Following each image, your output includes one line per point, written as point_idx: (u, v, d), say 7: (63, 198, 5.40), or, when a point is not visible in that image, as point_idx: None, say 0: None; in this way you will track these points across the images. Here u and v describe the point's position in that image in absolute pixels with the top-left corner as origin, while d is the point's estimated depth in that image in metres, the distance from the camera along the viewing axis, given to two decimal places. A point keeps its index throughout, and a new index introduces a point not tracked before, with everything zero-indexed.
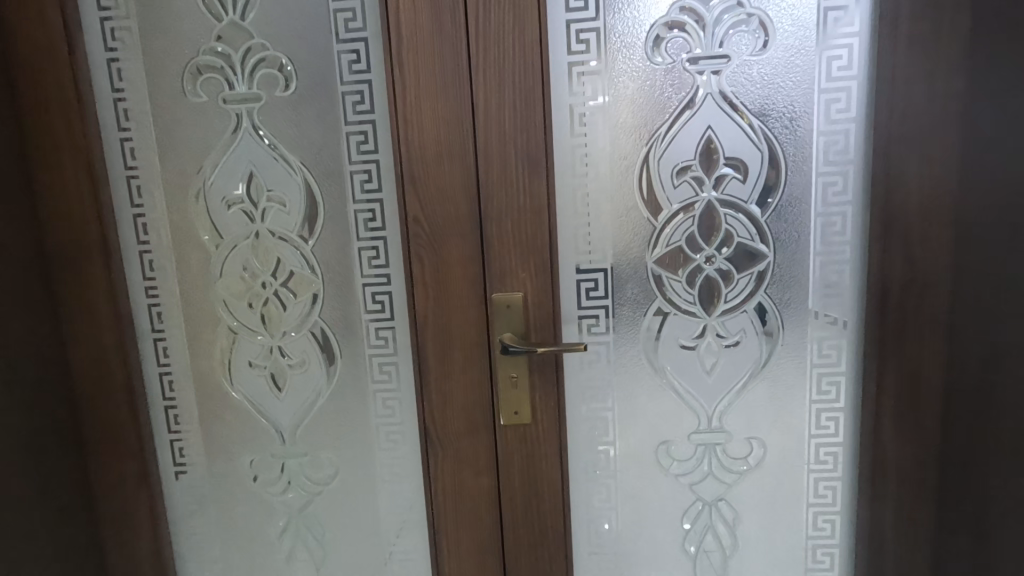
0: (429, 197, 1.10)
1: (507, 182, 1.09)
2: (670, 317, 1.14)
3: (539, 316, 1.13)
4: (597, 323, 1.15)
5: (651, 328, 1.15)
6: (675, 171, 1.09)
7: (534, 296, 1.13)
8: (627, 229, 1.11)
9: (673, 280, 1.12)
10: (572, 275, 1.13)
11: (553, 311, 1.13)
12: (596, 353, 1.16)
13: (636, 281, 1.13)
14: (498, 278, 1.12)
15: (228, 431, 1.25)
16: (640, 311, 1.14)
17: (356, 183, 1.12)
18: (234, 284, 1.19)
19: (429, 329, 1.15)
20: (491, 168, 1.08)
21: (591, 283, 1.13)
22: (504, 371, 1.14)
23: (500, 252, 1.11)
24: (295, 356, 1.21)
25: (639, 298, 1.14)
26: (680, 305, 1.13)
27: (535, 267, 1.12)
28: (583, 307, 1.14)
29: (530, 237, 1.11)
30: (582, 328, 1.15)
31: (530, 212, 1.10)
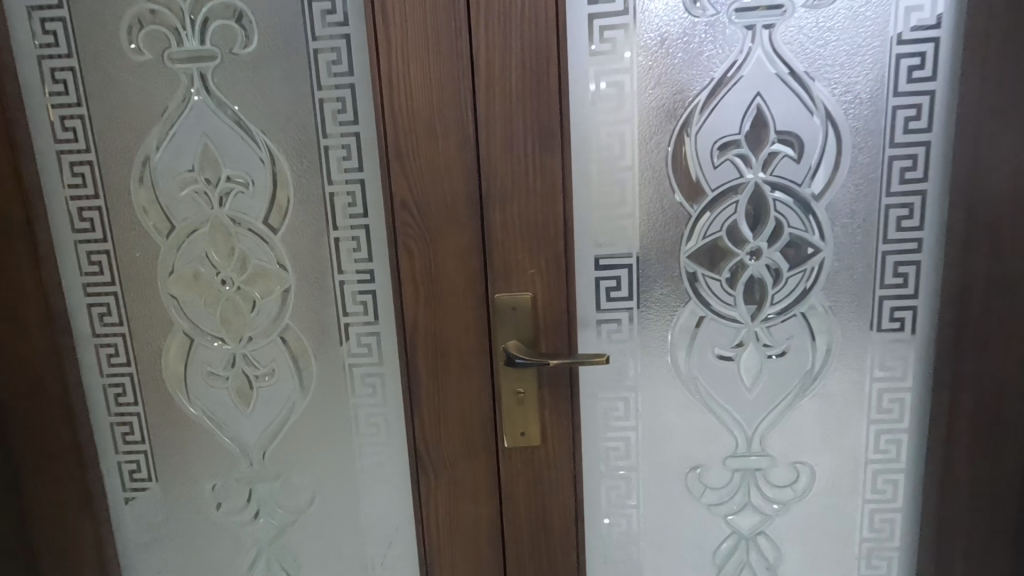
0: (420, 178, 0.92)
1: (513, 160, 0.91)
2: (705, 322, 0.96)
3: (551, 321, 0.96)
4: (618, 329, 0.97)
5: (683, 335, 0.97)
6: (715, 147, 0.90)
7: (546, 297, 0.95)
8: (657, 218, 0.93)
9: (710, 279, 0.95)
10: (590, 271, 0.95)
11: (568, 314, 0.96)
12: (617, 365, 0.98)
13: (666, 279, 0.95)
14: (502, 274, 0.94)
15: (185, 451, 1.07)
16: (669, 316, 0.96)
17: (332, 161, 0.93)
18: (189, 281, 1.00)
19: (421, 335, 0.97)
20: (495, 144, 0.90)
21: (612, 282, 0.95)
22: (508, 385, 0.97)
23: (504, 244, 0.93)
24: (263, 366, 1.03)
25: (669, 300, 0.96)
26: (718, 308, 0.96)
27: (546, 263, 0.94)
28: (603, 311, 0.96)
29: (541, 227, 0.93)
30: (601, 335, 0.97)
31: (541, 196, 0.92)
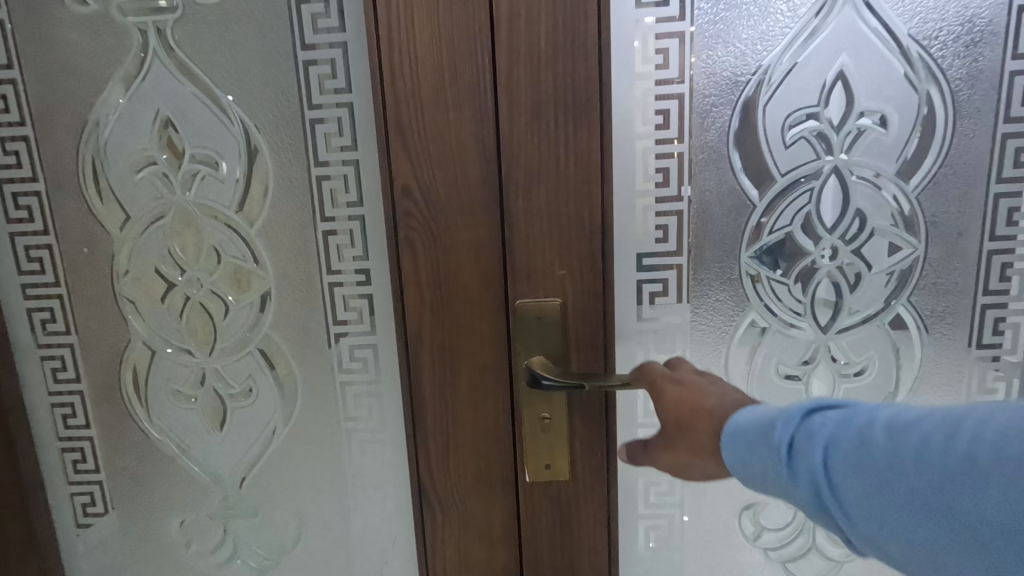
0: (428, 161, 0.75)
1: (542, 139, 0.74)
2: (768, 336, 0.80)
3: (583, 332, 0.80)
4: (663, 342, 0.81)
5: (740, 350, 0.81)
6: (788, 123, 0.74)
7: (577, 304, 0.79)
8: (714, 209, 0.77)
9: (775, 283, 0.78)
10: (631, 273, 0.79)
11: (604, 324, 0.80)
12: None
13: (723, 283, 0.79)
14: (524, 276, 0.78)
15: (149, 480, 0.92)
16: (725, 328, 0.80)
17: (320, 138, 0.77)
18: (149, 282, 0.85)
19: (426, 350, 0.80)
20: (520, 118, 0.74)
21: (657, 286, 0.79)
22: (531, 409, 0.81)
23: (527, 240, 0.77)
24: (239, 383, 0.87)
25: (725, 308, 0.79)
26: (783, 319, 0.79)
27: (579, 263, 0.78)
28: (645, 320, 0.80)
29: (573, 220, 0.77)
30: (642, 350, 0.81)
31: (574, 182, 0.75)
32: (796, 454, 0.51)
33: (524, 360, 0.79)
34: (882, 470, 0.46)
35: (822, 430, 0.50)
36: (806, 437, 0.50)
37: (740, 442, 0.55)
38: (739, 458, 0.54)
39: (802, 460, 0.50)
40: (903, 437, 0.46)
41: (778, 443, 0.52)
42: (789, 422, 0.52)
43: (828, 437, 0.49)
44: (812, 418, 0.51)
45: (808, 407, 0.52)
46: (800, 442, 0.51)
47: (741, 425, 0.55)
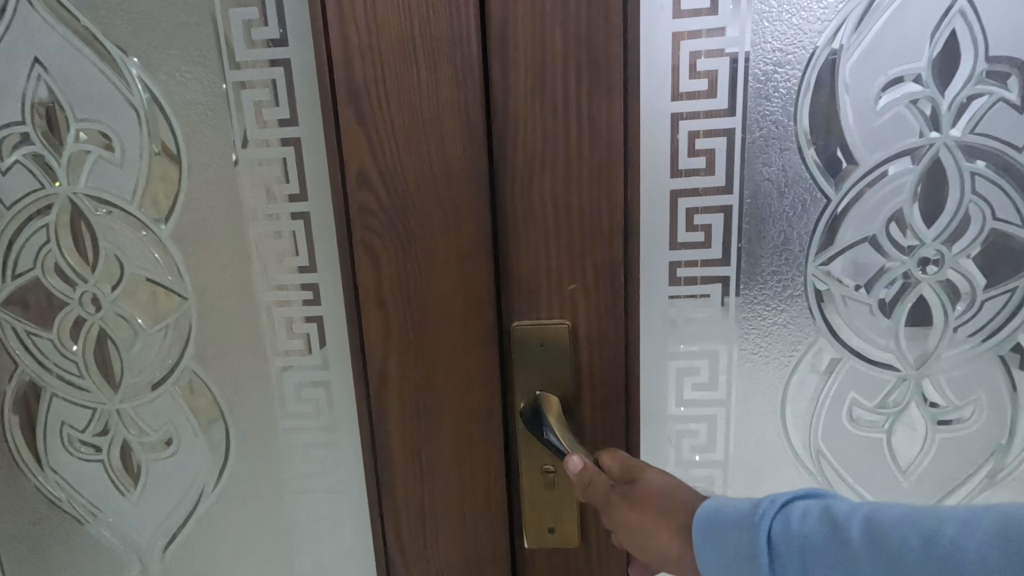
0: (392, 138, 0.54)
1: (546, 109, 0.55)
2: (841, 369, 0.62)
3: (600, 363, 0.62)
4: (702, 377, 0.62)
5: (804, 388, 0.62)
6: (884, 88, 0.55)
7: (592, 327, 0.61)
8: (773, 204, 0.58)
9: (852, 302, 0.60)
10: (662, 288, 0.60)
11: (627, 353, 0.61)
12: (698, 430, 0.64)
13: (783, 300, 0.60)
14: (523, 292, 0.59)
15: (47, 548, 0.73)
16: (784, 358, 0.62)
17: (245, 109, 0.57)
18: (33, 299, 0.65)
19: (394, 393, 0.60)
20: (519, 82, 0.55)
21: (698, 304, 0.60)
22: (532, 466, 0.62)
23: (526, 245, 0.58)
24: (156, 430, 0.68)
25: (785, 334, 0.61)
26: (860, 347, 0.61)
27: (594, 275, 0.59)
28: (681, 348, 0.61)
29: (588, 218, 0.58)
30: (674, 386, 0.63)
31: (590, 168, 0.57)
32: (776, 555, 0.39)
33: (527, 403, 0.61)
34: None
35: (805, 525, 0.39)
36: (783, 533, 0.39)
37: (704, 535, 0.42)
38: (709, 556, 0.41)
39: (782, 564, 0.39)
40: (900, 545, 0.36)
41: (752, 539, 0.40)
42: (763, 513, 0.40)
43: (810, 536, 0.38)
44: (793, 506, 0.40)
45: (788, 494, 0.41)
46: (779, 540, 0.39)
47: (713, 512, 0.43)
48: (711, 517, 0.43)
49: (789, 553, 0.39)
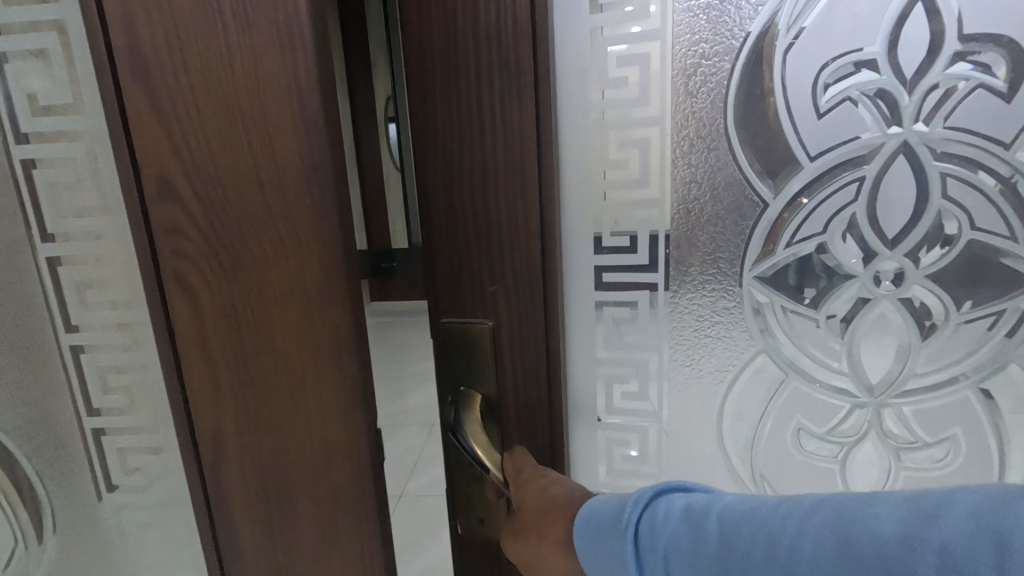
0: (207, 144, 0.40)
1: (455, 89, 0.43)
2: (784, 389, 0.53)
3: (527, 377, 0.50)
4: (633, 386, 0.53)
5: (743, 414, 0.54)
6: (827, 78, 0.46)
7: (514, 333, 0.49)
8: (705, 208, 0.48)
9: (797, 314, 0.51)
10: (588, 291, 0.51)
11: (546, 369, 0.50)
12: (629, 439, 0.55)
13: (718, 313, 0.51)
14: (449, 290, 0.49)
15: None
16: (719, 374, 0.53)
17: (16, 100, 0.42)
18: None
19: (233, 466, 0.44)
20: (429, 75, 0.44)
21: (625, 313, 0.51)
22: (462, 478, 0.53)
23: (451, 246, 0.47)
24: None
25: (718, 349, 0.52)
26: (808, 364, 0.52)
27: (515, 278, 0.47)
28: (608, 356, 0.53)
29: (498, 231, 0.46)
30: (603, 395, 0.54)
31: (493, 169, 0.45)
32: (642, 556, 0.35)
33: (451, 402, 0.51)
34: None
35: (666, 523, 0.35)
36: (649, 534, 0.35)
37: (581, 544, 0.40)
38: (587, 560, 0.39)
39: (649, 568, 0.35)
40: (747, 538, 0.30)
41: (618, 541, 0.37)
42: (628, 516, 0.37)
43: (671, 536, 0.34)
44: (658, 504, 0.36)
45: (655, 489, 0.38)
46: (644, 539, 0.36)
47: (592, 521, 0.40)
48: (588, 522, 0.40)
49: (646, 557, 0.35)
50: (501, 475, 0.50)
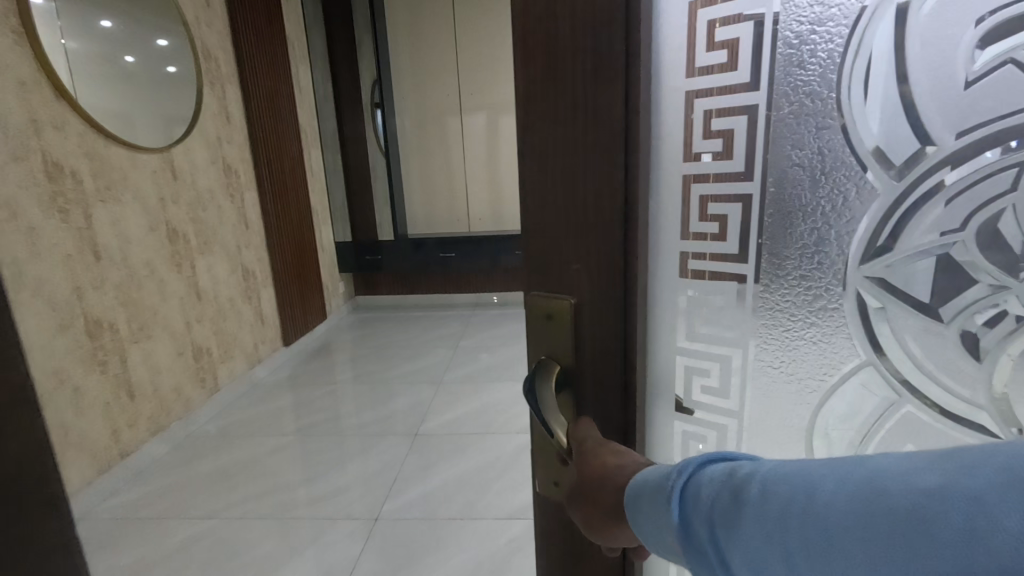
0: None
1: (563, 74, 0.52)
2: (894, 412, 0.53)
3: (606, 351, 0.57)
4: (713, 381, 0.59)
5: (843, 420, 0.56)
6: (983, 40, 0.44)
7: (595, 312, 0.56)
8: (805, 195, 0.51)
9: (914, 328, 0.50)
10: (674, 279, 0.57)
11: (623, 339, 0.56)
12: (707, 434, 0.61)
13: (814, 313, 0.54)
14: (539, 267, 0.58)
15: None
16: (813, 381, 0.56)
17: None
18: None
19: None
20: (536, 63, 0.53)
21: (708, 303, 0.56)
22: (543, 443, 0.62)
23: (541, 221, 0.57)
24: None
25: (812, 354, 0.55)
26: (924, 389, 0.52)
27: (597, 262, 0.55)
28: (693, 346, 0.58)
29: (587, 219, 0.54)
30: (683, 383, 0.60)
31: (591, 143, 0.52)
32: (691, 522, 0.42)
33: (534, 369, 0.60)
34: (766, 543, 0.36)
35: (710, 489, 0.41)
36: (695, 497, 0.42)
37: (634, 503, 0.47)
38: (641, 519, 0.46)
39: (697, 531, 0.41)
40: (790, 503, 0.35)
41: (668, 507, 0.43)
42: (674, 483, 0.44)
43: (717, 500, 0.40)
44: (703, 472, 0.43)
45: (700, 461, 0.44)
46: (691, 504, 0.42)
47: (633, 481, 0.49)
48: (638, 487, 0.48)
49: (662, 511, 0.44)
50: (565, 441, 0.57)
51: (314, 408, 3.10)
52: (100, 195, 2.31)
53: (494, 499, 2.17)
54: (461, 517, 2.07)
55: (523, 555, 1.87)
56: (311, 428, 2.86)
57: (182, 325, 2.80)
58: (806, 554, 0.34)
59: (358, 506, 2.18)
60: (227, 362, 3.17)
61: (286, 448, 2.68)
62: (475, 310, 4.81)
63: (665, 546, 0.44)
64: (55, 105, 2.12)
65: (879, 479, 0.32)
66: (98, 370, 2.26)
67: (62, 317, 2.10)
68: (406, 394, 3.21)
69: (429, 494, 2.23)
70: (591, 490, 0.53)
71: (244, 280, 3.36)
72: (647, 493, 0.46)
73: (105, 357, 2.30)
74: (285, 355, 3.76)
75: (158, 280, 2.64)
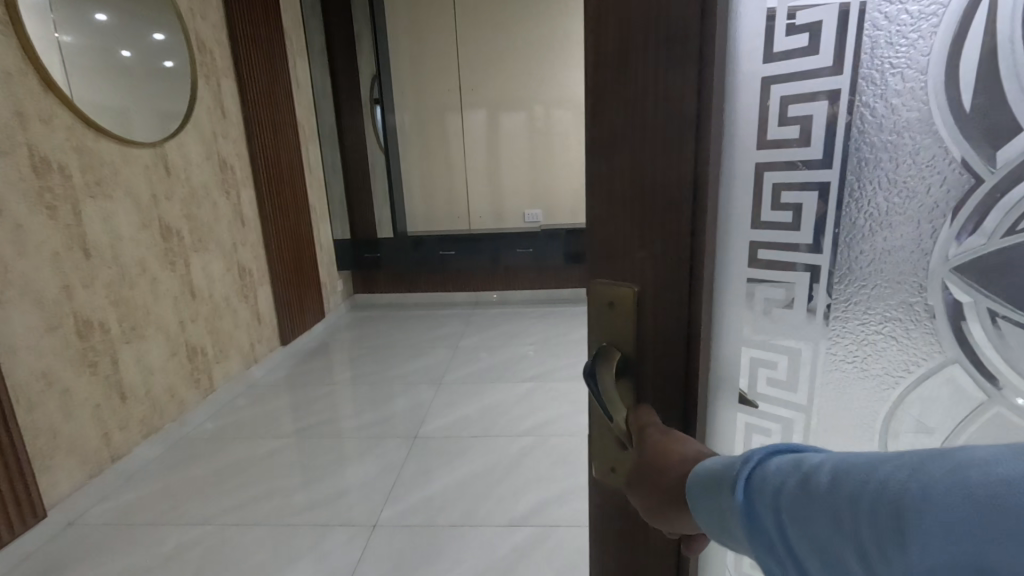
0: None
1: (634, 55, 0.50)
2: (982, 414, 0.50)
3: (669, 339, 0.54)
4: (779, 373, 0.57)
5: (922, 421, 0.53)
6: None
7: (660, 301, 0.54)
8: (887, 182, 0.49)
9: (1009, 327, 0.46)
10: (740, 267, 0.55)
11: (687, 329, 0.54)
12: (771, 430, 0.58)
13: (895, 307, 0.51)
14: (601, 253, 0.56)
15: None
16: (891, 378, 0.53)
17: None
18: None
19: None
20: (607, 44, 0.51)
21: (777, 295, 0.55)
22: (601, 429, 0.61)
23: (605, 207, 0.55)
24: None
25: (890, 351, 0.53)
26: (1015, 391, 0.47)
27: (663, 249, 0.53)
28: (761, 338, 0.56)
29: (656, 205, 0.52)
30: (748, 376, 0.58)
31: (662, 125, 0.50)
32: (755, 513, 0.39)
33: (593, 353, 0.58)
34: (835, 534, 0.33)
35: (774, 479, 0.38)
36: (759, 488, 0.38)
37: (695, 493, 0.45)
38: (702, 508, 0.44)
39: (761, 522, 0.38)
40: (858, 495, 0.32)
41: (731, 499, 0.40)
42: (737, 473, 0.41)
43: (781, 490, 0.37)
44: (769, 462, 0.39)
45: (766, 451, 0.40)
46: (754, 495, 0.39)
47: (698, 468, 0.46)
48: (699, 477, 0.45)
49: (725, 503, 0.41)
50: (625, 427, 0.55)
51: (312, 409, 3.03)
52: (91, 190, 2.23)
53: (498, 505, 2.11)
54: (465, 524, 2.01)
55: (530, 563, 1.80)
56: (310, 431, 2.79)
57: (176, 325, 2.72)
58: (878, 549, 0.31)
59: (356, 513, 2.11)
60: (223, 362, 3.10)
61: (284, 451, 2.60)
62: (475, 310, 4.75)
63: (730, 538, 0.42)
64: (44, 97, 2.04)
65: (955, 470, 0.29)
66: (88, 372, 2.18)
67: (50, 316, 2.02)
68: (407, 395, 3.14)
69: (431, 499, 2.16)
70: (654, 478, 0.50)
71: (240, 279, 3.28)
72: (709, 484, 0.43)
73: (95, 357, 2.22)
74: (283, 354, 3.69)
75: (151, 279, 2.56)
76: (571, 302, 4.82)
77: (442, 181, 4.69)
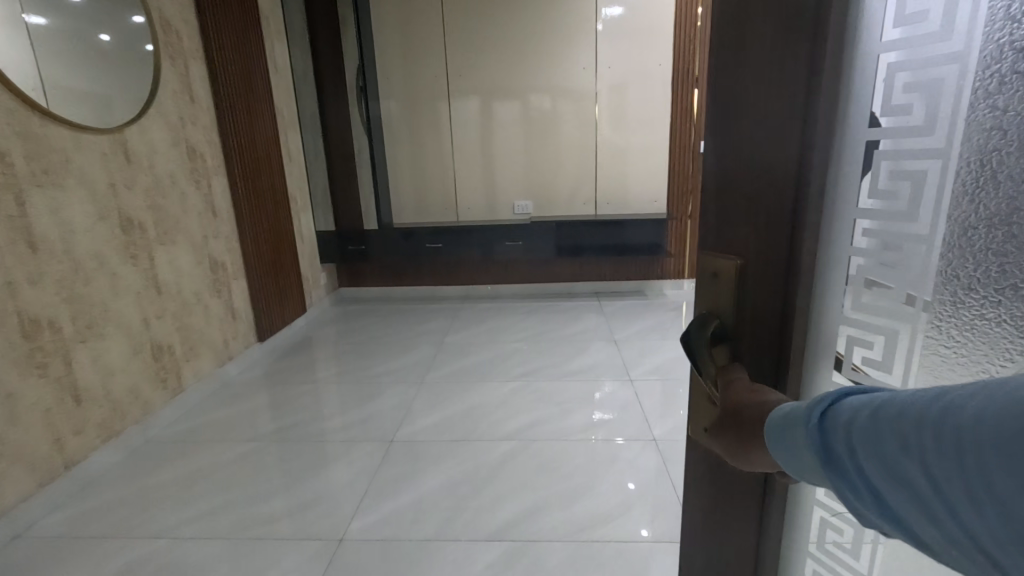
0: None
1: (750, 49, 0.57)
2: None
3: (765, 307, 0.61)
4: (875, 353, 0.58)
5: None
6: None
7: (760, 269, 0.60)
8: (996, 165, 0.48)
9: None
10: (846, 245, 0.58)
11: (786, 293, 0.60)
12: None
13: (999, 291, 0.49)
14: (713, 228, 0.65)
15: None
16: (990, 366, 0.51)
17: None
18: None
19: None
20: (728, 44, 0.60)
21: (880, 273, 0.56)
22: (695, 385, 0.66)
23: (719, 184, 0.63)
24: None
25: (994, 336, 0.51)
26: None
27: (767, 221, 0.59)
28: (857, 316, 0.59)
29: (762, 185, 0.59)
30: (843, 349, 0.61)
31: (771, 111, 0.56)
32: (830, 447, 0.41)
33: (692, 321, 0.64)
34: (901, 453, 0.36)
35: (846, 414, 0.40)
36: (833, 423, 0.41)
37: (778, 437, 0.47)
38: (782, 449, 0.47)
39: (835, 453, 0.41)
40: (929, 416, 0.34)
41: (806, 437, 0.43)
42: (812, 414, 0.43)
43: (852, 422, 0.40)
44: (840, 404, 0.42)
45: (841, 394, 0.43)
46: (829, 429, 0.41)
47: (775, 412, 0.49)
48: (780, 425, 0.47)
49: (801, 438, 0.44)
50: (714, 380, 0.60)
51: (290, 408, 2.90)
52: (36, 178, 2.07)
53: (472, 518, 1.98)
54: (437, 538, 1.88)
55: None
56: (282, 433, 2.65)
57: (139, 323, 2.57)
58: (938, 463, 0.34)
59: (322, 525, 1.99)
60: (193, 360, 2.95)
61: (256, 453, 2.48)
62: (464, 303, 4.62)
63: (808, 471, 0.45)
64: None
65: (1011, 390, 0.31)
66: (36, 374, 2.04)
67: None
68: (389, 394, 3.02)
69: (403, 512, 2.03)
70: (736, 423, 0.55)
71: (213, 272, 3.14)
72: (787, 422, 0.46)
73: (44, 359, 2.07)
74: (262, 350, 3.57)
75: (109, 273, 2.40)
76: (562, 297, 4.70)
77: (431, 171, 4.52)
